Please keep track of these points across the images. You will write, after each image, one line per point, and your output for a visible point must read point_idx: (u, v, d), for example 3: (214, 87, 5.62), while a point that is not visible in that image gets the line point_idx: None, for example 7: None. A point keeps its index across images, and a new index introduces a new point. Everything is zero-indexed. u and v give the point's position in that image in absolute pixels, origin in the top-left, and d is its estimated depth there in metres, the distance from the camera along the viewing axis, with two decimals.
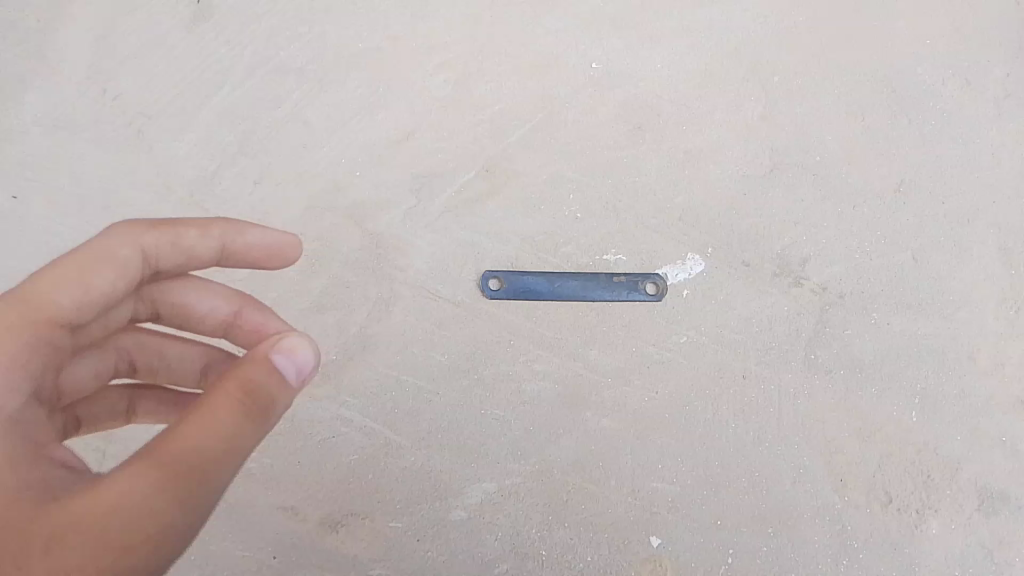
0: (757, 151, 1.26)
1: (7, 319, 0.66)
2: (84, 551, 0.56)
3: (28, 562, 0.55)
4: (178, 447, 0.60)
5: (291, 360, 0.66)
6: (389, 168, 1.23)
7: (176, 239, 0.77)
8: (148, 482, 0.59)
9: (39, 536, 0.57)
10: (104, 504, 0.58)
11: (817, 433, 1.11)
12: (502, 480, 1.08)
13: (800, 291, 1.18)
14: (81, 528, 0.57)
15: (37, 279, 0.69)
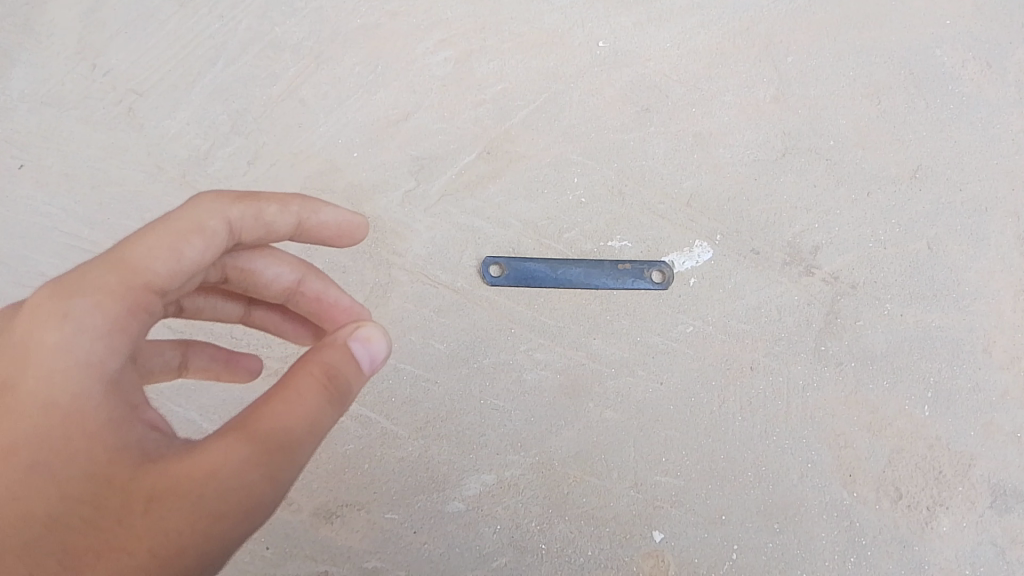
0: (768, 135, 1.22)
1: (103, 283, 0.62)
2: (182, 515, 0.57)
3: (130, 520, 0.57)
4: (269, 424, 0.60)
5: (369, 350, 0.67)
6: (388, 149, 1.19)
7: (259, 214, 0.74)
8: (243, 453, 0.58)
9: (138, 498, 0.57)
10: (197, 471, 0.58)
11: (825, 427, 1.08)
12: (501, 472, 1.05)
13: (811, 280, 1.15)
14: (179, 495, 0.57)
15: (130, 245, 0.64)
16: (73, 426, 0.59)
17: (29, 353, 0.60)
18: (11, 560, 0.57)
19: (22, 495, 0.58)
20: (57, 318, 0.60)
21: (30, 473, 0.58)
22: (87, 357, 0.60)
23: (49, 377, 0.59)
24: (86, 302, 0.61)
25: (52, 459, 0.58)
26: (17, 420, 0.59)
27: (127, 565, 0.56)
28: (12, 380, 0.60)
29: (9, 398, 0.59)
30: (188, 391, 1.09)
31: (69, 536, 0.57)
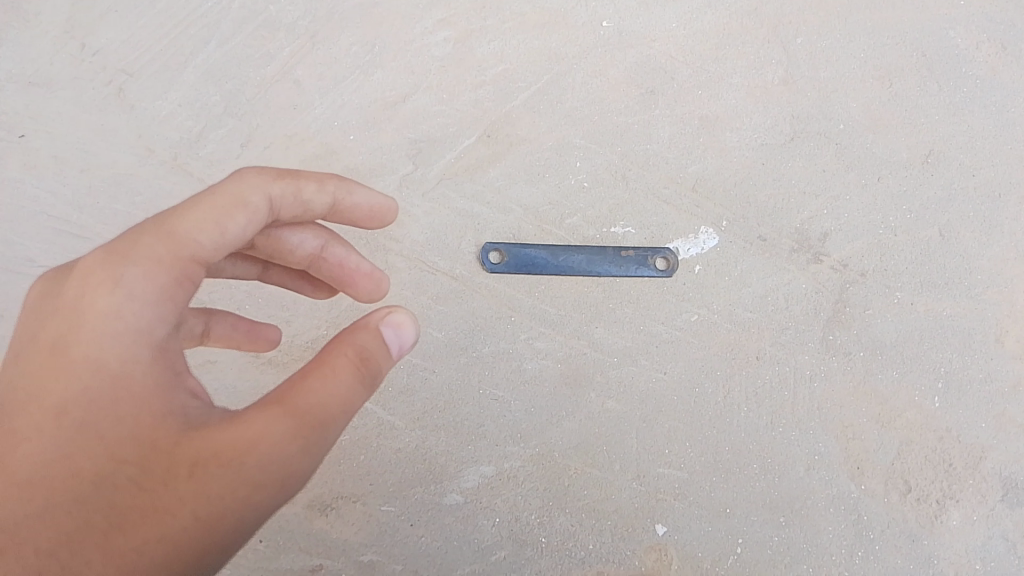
0: (776, 118, 1.18)
1: (154, 252, 0.64)
2: (225, 482, 0.58)
3: (175, 483, 0.57)
4: (308, 399, 0.61)
5: (399, 333, 0.68)
6: (385, 132, 1.16)
7: (298, 192, 0.76)
8: (283, 426, 0.59)
9: (182, 462, 0.58)
10: (240, 441, 0.58)
11: (833, 418, 1.06)
12: (500, 464, 1.02)
13: (820, 267, 1.12)
14: (222, 462, 0.58)
15: (177, 215, 0.66)
16: (122, 389, 0.60)
17: (81, 316, 0.61)
18: (59, 517, 0.56)
19: (70, 455, 0.58)
20: (111, 284, 0.62)
21: (79, 433, 0.59)
22: (137, 323, 0.61)
23: (100, 340, 0.60)
24: (137, 270, 0.63)
25: (100, 421, 0.59)
26: (68, 380, 0.60)
27: (172, 527, 0.56)
28: (63, 342, 0.61)
29: (61, 359, 0.61)
30: None
31: (115, 496, 0.57)
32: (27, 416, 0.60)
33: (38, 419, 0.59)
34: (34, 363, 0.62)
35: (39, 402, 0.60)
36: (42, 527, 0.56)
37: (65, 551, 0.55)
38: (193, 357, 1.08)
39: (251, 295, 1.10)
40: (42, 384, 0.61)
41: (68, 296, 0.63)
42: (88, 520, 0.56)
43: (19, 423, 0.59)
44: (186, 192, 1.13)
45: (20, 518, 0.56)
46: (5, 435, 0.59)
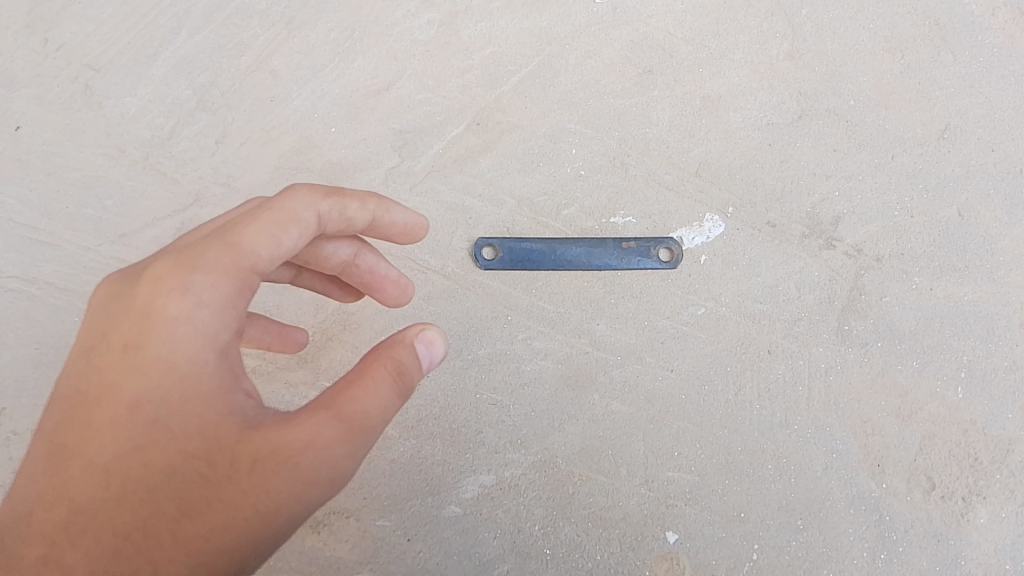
0: (783, 95, 1.11)
1: (219, 262, 0.63)
2: (283, 480, 0.59)
3: (237, 478, 0.58)
4: (354, 407, 0.61)
5: (429, 349, 0.68)
6: (368, 123, 1.09)
7: (343, 210, 0.75)
8: (333, 430, 0.60)
9: (244, 458, 0.59)
10: (294, 442, 0.59)
11: (850, 413, 1.00)
12: (500, 472, 0.97)
13: (833, 253, 1.05)
14: (279, 460, 0.59)
15: (239, 228, 0.66)
16: (191, 391, 0.61)
17: (150, 319, 0.62)
18: (134, 503, 0.59)
19: (141, 448, 0.60)
20: (180, 290, 0.62)
21: (151, 428, 0.60)
22: (204, 329, 0.62)
23: (170, 343, 0.61)
24: (205, 279, 0.62)
25: (170, 418, 0.60)
26: (139, 377, 0.61)
27: (233, 520, 0.58)
28: (132, 343, 0.62)
29: (131, 359, 0.62)
30: None
31: (184, 487, 0.59)
32: (99, 411, 0.62)
33: (110, 414, 0.61)
34: (103, 360, 0.63)
35: (110, 398, 0.61)
36: (118, 514, 0.59)
37: (139, 538, 0.58)
38: None
39: None
40: (114, 380, 0.62)
41: (136, 300, 0.63)
42: (158, 509, 0.59)
43: (93, 416, 0.62)
44: (160, 193, 1.06)
45: (98, 505, 0.59)
46: (81, 427, 0.62)
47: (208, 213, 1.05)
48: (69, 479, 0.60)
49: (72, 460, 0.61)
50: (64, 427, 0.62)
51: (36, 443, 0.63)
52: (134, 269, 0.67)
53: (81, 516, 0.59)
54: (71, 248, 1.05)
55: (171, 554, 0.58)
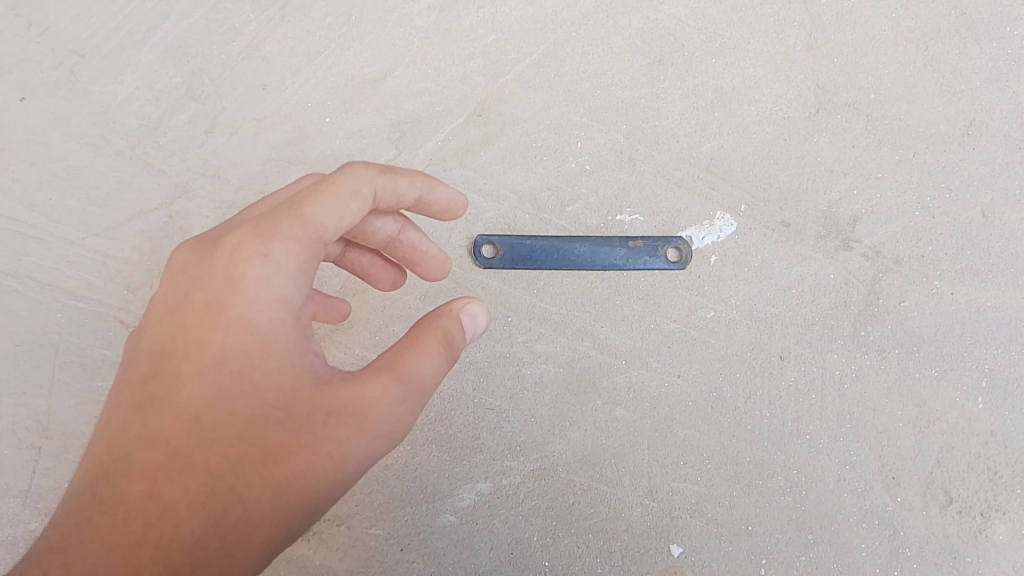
0: (799, 88, 1.06)
1: (294, 232, 0.66)
2: (357, 430, 0.62)
3: (313, 429, 0.61)
4: (412, 368, 0.65)
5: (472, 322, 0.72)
6: (365, 113, 1.05)
7: (395, 186, 0.75)
8: (394, 390, 0.64)
9: (318, 410, 0.62)
10: (362, 399, 0.62)
11: (865, 423, 0.96)
12: (498, 480, 0.93)
13: (849, 255, 1.01)
14: (350, 413, 0.62)
15: (309, 201, 0.68)
16: (273, 348, 0.63)
17: (235, 281, 0.64)
18: (221, 448, 0.61)
19: (229, 398, 0.62)
20: (261, 257, 0.64)
21: (235, 381, 0.62)
22: (283, 293, 0.64)
23: (254, 305, 0.64)
24: (284, 248, 0.65)
25: (254, 372, 0.62)
26: (224, 335, 0.63)
27: (309, 466, 0.61)
28: (217, 302, 0.64)
29: (216, 316, 0.64)
30: None
31: (266, 435, 0.61)
32: (187, 363, 0.63)
33: (198, 366, 0.63)
34: (188, 316, 0.65)
35: (197, 352, 0.63)
36: (209, 457, 0.61)
37: (228, 480, 0.60)
38: None
39: None
40: (200, 335, 0.64)
41: (218, 263, 0.65)
42: (247, 453, 0.61)
43: (181, 367, 0.63)
44: (147, 184, 1.02)
45: (191, 449, 0.61)
46: (170, 376, 0.63)
47: (197, 206, 1.01)
48: (160, 425, 0.62)
49: (163, 407, 0.62)
50: (153, 377, 0.64)
51: (121, 392, 0.64)
52: (209, 233, 0.69)
53: (176, 457, 0.61)
54: (55, 241, 1.01)
55: (261, 493, 0.60)
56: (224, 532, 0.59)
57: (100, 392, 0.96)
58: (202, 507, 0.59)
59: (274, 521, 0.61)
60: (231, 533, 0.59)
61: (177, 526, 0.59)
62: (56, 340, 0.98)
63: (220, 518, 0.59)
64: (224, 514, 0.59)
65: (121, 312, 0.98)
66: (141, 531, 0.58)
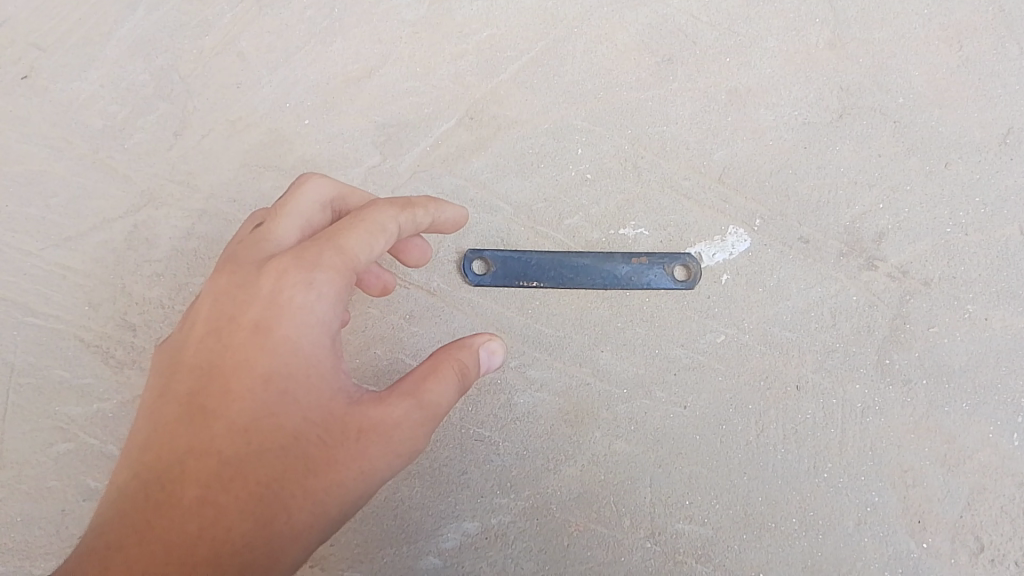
0: (820, 91, 0.98)
1: (334, 263, 0.67)
2: (385, 449, 0.65)
3: (346, 446, 0.64)
4: (433, 395, 0.68)
5: (489, 357, 0.74)
6: (348, 115, 0.96)
7: (416, 219, 0.75)
8: (416, 414, 0.67)
9: (352, 429, 0.65)
10: (389, 421, 0.66)
11: (888, 460, 0.87)
12: (486, 520, 0.85)
13: (874, 275, 0.92)
14: (379, 433, 0.65)
15: (344, 230, 0.69)
16: (313, 369, 0.66)
17: (280, 303, 0.66)
18: (266, 460, 0.63)
19: (274, 413, 0.64)
20: (305, 283, 0.66)
21: (278, 398, 0.65)
22: (323, 319, 0.67)
23: (297, 328, 0.66)
24: (326, 276, 0.66)
25: (297, 391, 0.65)
26: (268, 354, 0.65)
27: (342, 478, 0.64)
28: (262, 323, 0.66)
29: (262, 336, 0.65)
30: (105, 420, 0.88)
31: (306, 449, 0.64)
32: (234, 379, 0.65)
33: (245, 382, 0.65)
34: (233, 333, 0.67)
35: (244, 369, 0.65)
36: (255, 468, 0.63)
37: (272, 489, 0.63)
38: (121, 393, 0.89)
39: None
40: (246, 353, 0.66)
41: (262, 285, 0.67)
42: (288, 465, 0.63)
43: (228, 383, 0.65)
44: (109, 191, 0.94)
45: (238, 460, 0.63)
46: (217, 391, 0.65)
47: (164, 214, 0.93)
48: (208, 437, 0.63)
49: (211, 419, 0.64)
50: (201, 391, 0.65)
51: (167, 404, 0.65)
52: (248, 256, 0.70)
53: (226, 468, 0.62)
54: (11, 253, 0.93)
55: (303, 503, 0.63)
56: (270, 538, 0.62)
57: (56, 417, 0.89)
58: (250, 514, 0.61)
59: (311, 529, 0.63)
60: (275, 540, 0.62)
61: (228, 533, 0.61)
62: (10, 359, 0.90)
63: (267, 523, 0.62)
64: (269, 522, 0.62)
65: (79, 330, 0.90)
66: (195, 535, 0.60)
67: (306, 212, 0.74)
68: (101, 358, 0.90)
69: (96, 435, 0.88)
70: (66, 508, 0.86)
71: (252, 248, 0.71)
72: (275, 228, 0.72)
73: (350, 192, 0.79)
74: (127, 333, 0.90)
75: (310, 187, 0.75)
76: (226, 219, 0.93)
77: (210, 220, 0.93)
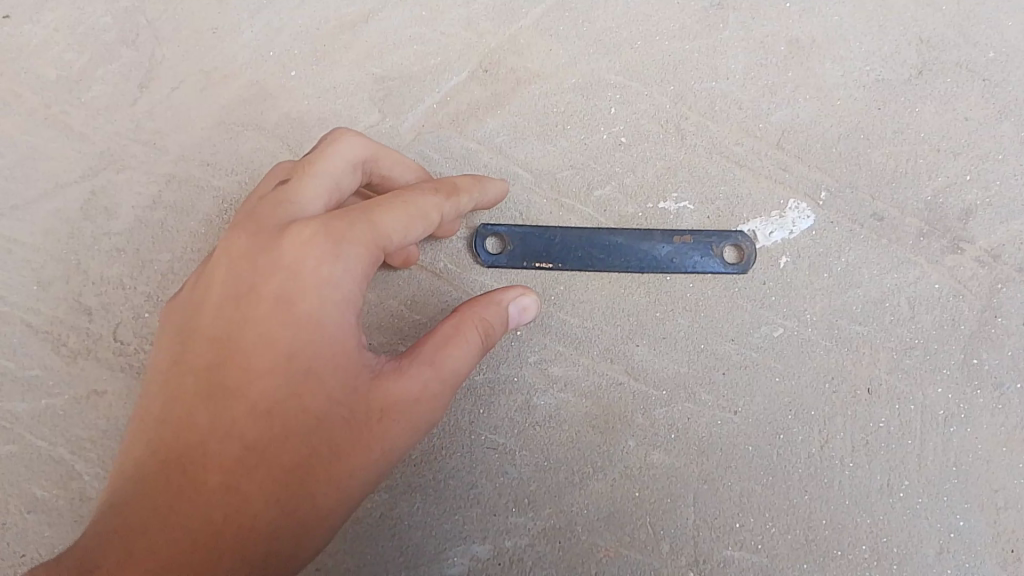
0: (897, 42, 0.83)
1: (361, 238, 0.55)
2: (410, 427, 0.55)
3: (370, 427, 0.54)
4: (456, 360, 0.57)
5: (520, 313, 0.64)
6: (342, 66, 0.82)
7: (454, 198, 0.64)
8: (439, 387, 0.57)
9: (374, 407, 0.54)
10: (416, 397, 0.56)
11: (976, 480, 0.74)
12: (498, 542, 0.72)
13: (959, 260, 0.78)
14: (404, 411, 0.55)
15: (379, 204, 0.57)
16: (337, 347, 0.54)
17: (303, 274, 0.54)
18: (288, 444, 0.53)
19: (296, 393, 0.53)
20: (330, 255, 0.54)
21: (298, 378, 0.53)
22: (348, 295, 0.55)
23: (323, 306, 0.54)
24: (355, 250, 0.55)
25: (322, 369, 0.53)
26: (287, 329, 0.53)
27: (364, 460, 0.54)
28: (284, 294, 0.54)
29: (284, 308, 0.54)
30: (55, 419, 0.75)
31: (329, 432, 0.53)
32: (253, 353, 0.54)
33: (264, 359, 0.53)
34: (251, 303, 0.55)
35: (263, 343, 0.54)
36: (280, 453, 0.53)
37: (295, 475, 0.53)
38: (74, 387, 0.76)
39: (154, 299, 0.77)
40: (266, 326, 0.54)
41: (283, 251, 0.54)
42: (315, 450, 0.53)
43: (247, 358, 0.54)
44: (64, 152, 0.81)
45: (262, 445, 0.52)
46: (234, 366, 0.54)
47: (127, 179, 0.80)
48: (228, 417, 0.53)
49: (230, 398, 0.53)
50: (216, 364, 0.54)
51: (183, 376, 0.55)
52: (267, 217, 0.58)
53: (249, 453, 0.52)
54: None
55: (329, 489, 0.53)
56: (296, 527, 0.53)
57: None
58: (277, 502, 0.52)
59: (335, 515, 0.54)
60: (303, 528, 0.53)
61: (254, 522, 0.52)
62: None
63: (290, 513, 0.52)
64: (297, 511, 0.53)
65: (29, 312, 0.78)
66: (217, 527, 0.51)
67: (336, 173, 0.61)
68: (52, 346, 0.77)
69: (45, 436, 0.75)
70: (8, 522, 0.73)
71: (271, 206, 0.59)
72: (300, 185, 0.60)
73: (385, 154, 0.67)
74: (82, 317, 0.77)
75: (341, 147, 0.62)
76: (198, 185, 0.79)
77: (179, 187, 0.79)
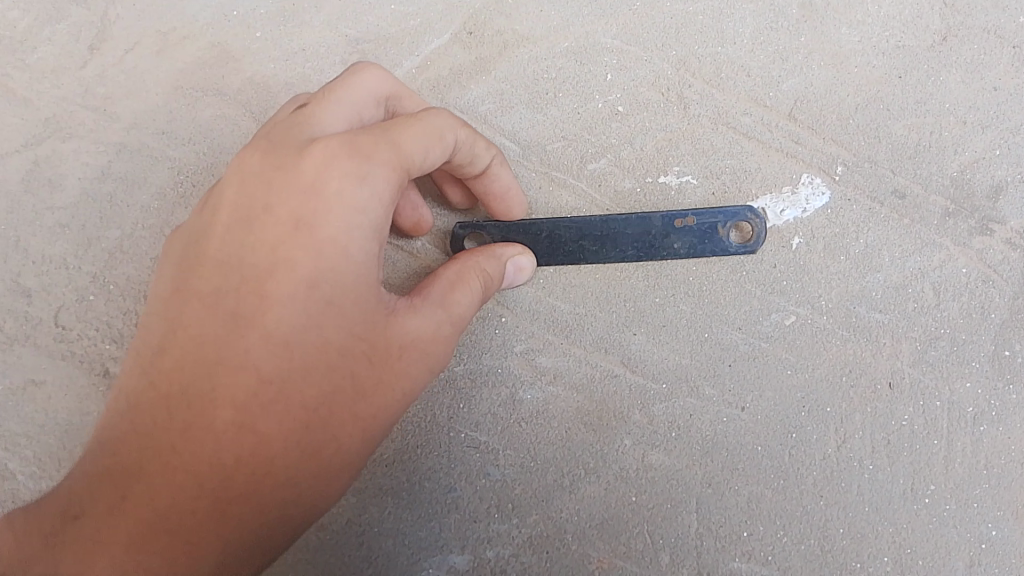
0: (919, 5, 0.76)
1: (387, 158, 0.49)
2: (426, 367, 0.52)
3: (387, 365, 0.50)
4: (464, 300, 0.54)
5: (517, 273, 0.62)
6: (312, 27, 0.75)
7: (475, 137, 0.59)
8: (448, 328, 0.53)
9: (391, 344, 0.50)
10: (428, 336, 0.52)
11: (1011, 484, 0.66)
12: (480, 552, 0.65)
13: (989, 242, 0.71)
14: (422, 348, 0.51)
15: (399, 123, 0.52)
16: (360, 277, 0.49)
17: (325, 194, 0.48)
18: (304, 384, 0.48)
19: (315, 326, 0.48)
20: (355, 175, 0.48)
21: (318, 310, 0.48)
22: (374, 218, 0.49)
23: (349, 228, 0.48)
24: (381, 171, 0.49)
25: (339, 304, 0.48)
26: (307, 254, 0.48)
27: (380, 400, 0.50)
28: (302, 213, 0.48)
29: (304, 229, 0.48)
30: None
31: (346, 370, 0.49)
32: (270, 277, 0.48)
33: (281, 287, 0.48)
34: (264, 225, 0.49)
35: (281, 268, 0.48)
36: (298, 391, 0.48)
37: (312, 416, 0.48)
38: (11, 376, 0.68)
39: (100, 280, 0.69)
40: (281, 251, 0.48)
41: (306, 166, 0.48)
42: (336, 389, 0.49)
43: (260, 285, 0.48)
44: (3, 119, 0.73)
45: (279, 382, 0.48)
46: (246, 294, 0.48)
47: (74, 149, 0.72)
48: (238, 351, 0.47)
49: (242, 327, 0.48)
50: (225, 290, 0.48)
51: (187, 302, 0.49)
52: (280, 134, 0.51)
53: (265, 390, 0.48)
54: None
55: (348, 432, 0.50)
56: (315, 471, 0.49)
57: None
58: (297, 443, 0.48)
59: (351, 459, 0.51)
60: (320, 472, 0.49)
61: (271, 463, 0.48)
62: None
63: (309, 457, 0.49)
64: (316, 453, 0.49)
65: None
66: (231, 468, 0.47)
67: (361, 101, 0.55)
68: None
69: None
70: None
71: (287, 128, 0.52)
72: (317, 106, 0.53)
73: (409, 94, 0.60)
74: (21, 300, 0.70)
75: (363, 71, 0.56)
76: (152, 156, 0.72)
77: (131, 157, 0.72)
